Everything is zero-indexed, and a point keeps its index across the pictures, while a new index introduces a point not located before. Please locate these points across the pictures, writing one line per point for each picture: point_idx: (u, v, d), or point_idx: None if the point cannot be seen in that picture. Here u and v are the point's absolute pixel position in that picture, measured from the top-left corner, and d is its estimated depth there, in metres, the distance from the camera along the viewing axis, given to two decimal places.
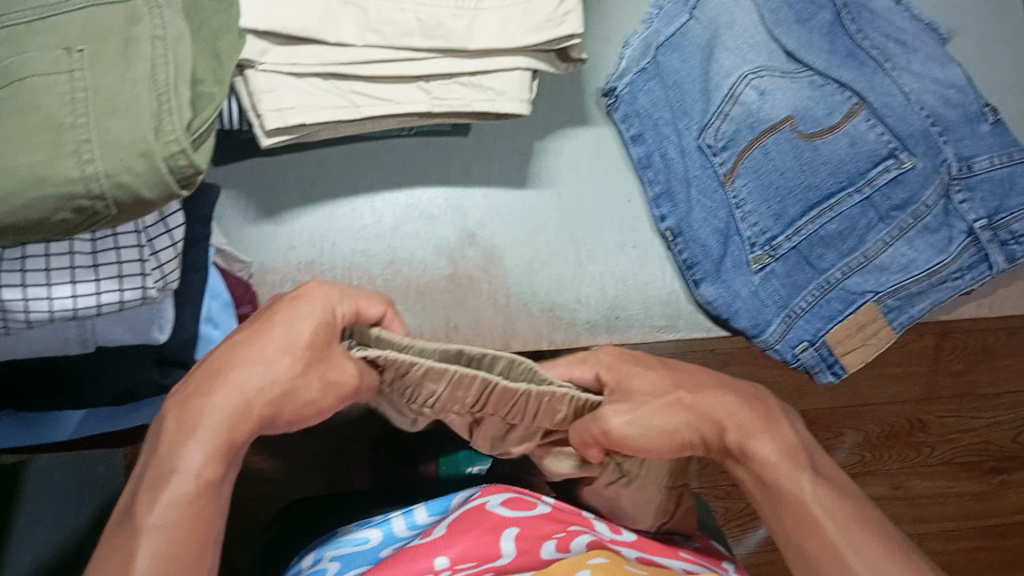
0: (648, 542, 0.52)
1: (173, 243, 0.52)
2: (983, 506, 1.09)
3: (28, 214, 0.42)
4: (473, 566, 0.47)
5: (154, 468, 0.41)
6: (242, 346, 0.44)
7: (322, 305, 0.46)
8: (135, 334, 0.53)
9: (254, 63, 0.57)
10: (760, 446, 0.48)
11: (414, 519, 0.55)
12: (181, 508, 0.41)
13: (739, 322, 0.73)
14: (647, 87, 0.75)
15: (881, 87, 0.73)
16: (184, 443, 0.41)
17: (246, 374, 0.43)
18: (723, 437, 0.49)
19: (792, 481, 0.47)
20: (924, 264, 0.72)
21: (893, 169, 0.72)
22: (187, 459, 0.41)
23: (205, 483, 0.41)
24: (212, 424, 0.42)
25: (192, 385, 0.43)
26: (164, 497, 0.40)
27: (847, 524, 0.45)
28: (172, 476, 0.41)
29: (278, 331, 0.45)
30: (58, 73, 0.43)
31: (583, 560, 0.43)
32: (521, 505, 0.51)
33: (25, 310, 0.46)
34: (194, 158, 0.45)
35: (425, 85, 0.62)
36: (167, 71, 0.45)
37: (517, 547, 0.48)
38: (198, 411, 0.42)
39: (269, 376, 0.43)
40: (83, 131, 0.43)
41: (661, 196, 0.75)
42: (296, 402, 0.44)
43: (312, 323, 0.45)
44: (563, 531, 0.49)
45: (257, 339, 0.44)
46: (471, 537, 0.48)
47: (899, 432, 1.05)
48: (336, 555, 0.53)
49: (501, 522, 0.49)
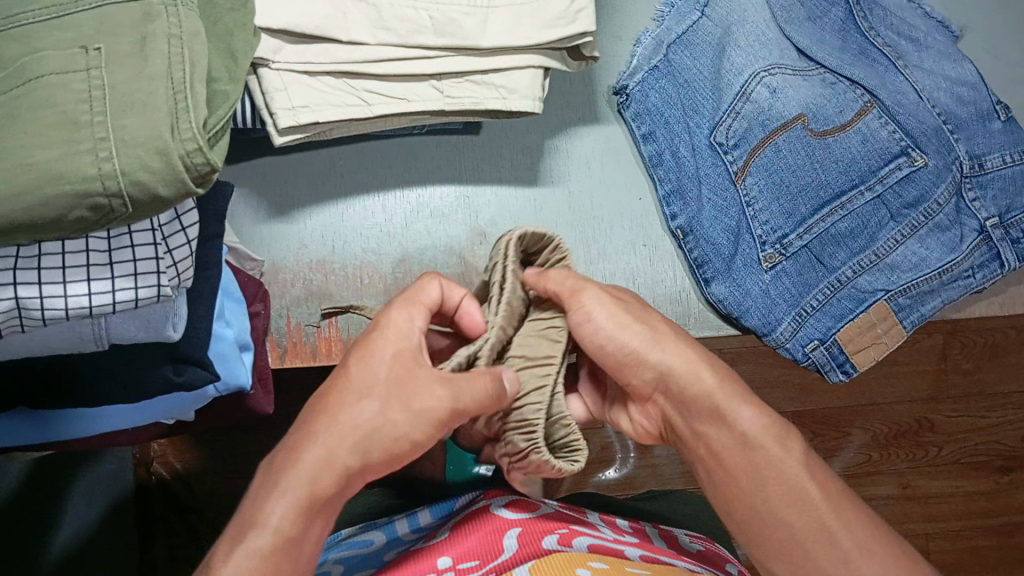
0: (645, 544, 0.57)
1: (187, 240, 0.53)
2: (991, 504, 1.12)
3: (44, 212, 0.42)
4: (477, 565, 0.51)
5: (243, 522, 0.46)
6: (338, 386, 0.50)
7: (401, 333, 0.52)
8: (148, 331, 0.52)
9: (267, 62, 0.57)
10: (738, 416, 0.52)
11: (418, 520, 0.63)
12: (262, 559, 0.45)
13: (749, 321, 0.72)
14: (658, 85, 0.74)
15: (893, 84, 0.73)
16: (271, 497, 0.46)
17: (332, 434, 0.48)
18: (704, 398, 0.52)
19: (778, 450, 0.51)
20: (936, 263, 0.72)
21: (904, 167, 0.72)
22: (270, 515, 0.46)
23: (286, 539, 0.46)
24: (298, 480, 0.47)
25: (291, 445, 0.48)
26: (245, 546, 0.45)
27: (840, 501, 0.50)
28: (255, 527, 0.46)
29: (358, 381, 0.50)
30: (74, 71, 0.43)
31: (583, 563, 0.48)
32: (523, 506, 0.57)
33: (41, 307, 0.47)
34: (210, 156, 0.45)
35: (437, 84, 0.62)
36: (182, 69, 0.45)
37: (519, 541, 0.52)
38: (289, 471, 0.47)
39: (355, 426, 0.49)
40: (99, 129, 0.43)
41: (672, 194, 0.74)
42: (382, 439, 0.49)
43: (387, 360, 0.51)
44: (566, 528, 0.54)
45: (343, 394, 0.50)
46: (474, 539, 0.53)
47: (908, 432, 1.10)
48: (340, 557, 0.59)
49: (506, 523, 0.54)
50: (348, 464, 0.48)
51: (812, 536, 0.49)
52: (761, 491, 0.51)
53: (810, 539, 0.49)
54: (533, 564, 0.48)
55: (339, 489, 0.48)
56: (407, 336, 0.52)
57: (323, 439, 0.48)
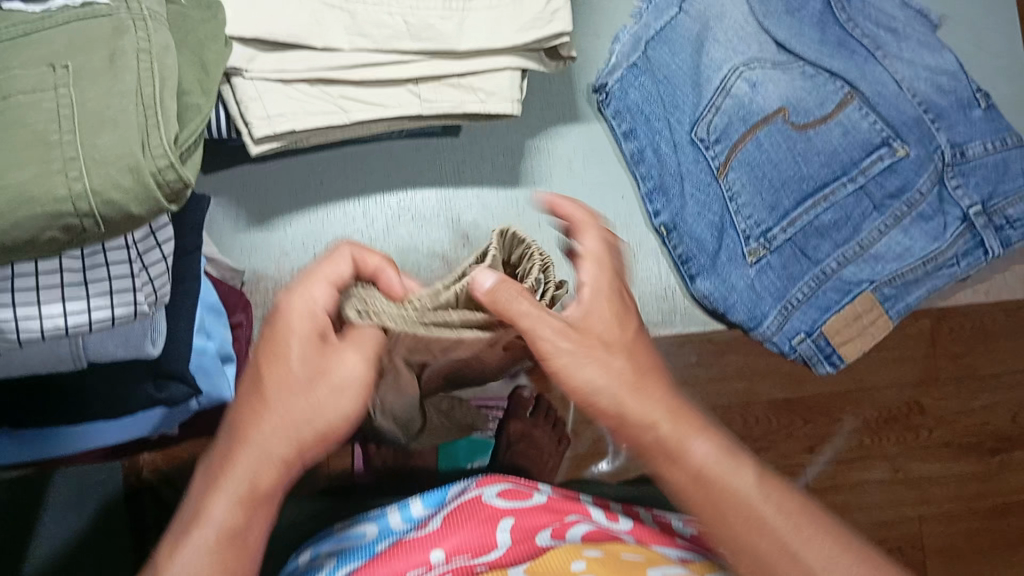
0: (646, 532, 0.54)
1: (163, 256, 0.52)
2: (983, 486, 1.11)
3: (16, 234, 0.41)
4: (468, 558, 0.48)
5: (187, 518, 0.44)
6: (254, 383, 0.46)
7: (310, 314, 0.47)
8: (127, 348, 0.52)
9: (241, 71, 0.56)
10: (695, 446, 0.46)
11: (411, 512, 0.56)
12: (211, 555, 0.42)
13: (735, 316, 0.73)
14: (638, 82, 0.74)
15: (872, 75, 0.73)
16: (213, 493, 0.44)
17: (270, 440, 0.45)
18: (651, 435, 0.47)
19: (733, 479, 0.46)
20: (921, 252, 0.72)
21: (886, 158, 0.72)
22: (213, 512, 0.43)
23: (232, 531, 0.43)
24: (238, 473, 0.44)
25: (227, 446, 0.45)
26: (188, 545, 0.42)
27: (799, 520, 0.45)
28: (198, 525, 0.43)
29: (276, 388, 0.46)
30: (44, 89, 0.43)
31: (580, 552, 0.45)
32: (515, 497, 0.54)
33: (17, 330, 0.46)
34: (183, 172, 0.44)
35: (414, 88, 0.61)
36: (152, 84, 0.45)
37: (512, 537, 0.49)
38: (228, 464, 0.44)
39: (301, 419, 0.46)
40: (69, 148, 0.42)
41: (654, 192, 0.74)
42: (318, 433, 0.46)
43: (301, 352, 0.46)
44: (559, 521, 0.52)
45: (275, 404, 0.45)
46: (466, 530, 0.50)
47: (897, 416, 1.09)
48: (334, 551, 0.54)
49: (498, 513, 0.52)
50: (284, 458, 0.45)
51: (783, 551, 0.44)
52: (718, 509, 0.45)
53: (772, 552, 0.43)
54: (526, 565, 0.45)
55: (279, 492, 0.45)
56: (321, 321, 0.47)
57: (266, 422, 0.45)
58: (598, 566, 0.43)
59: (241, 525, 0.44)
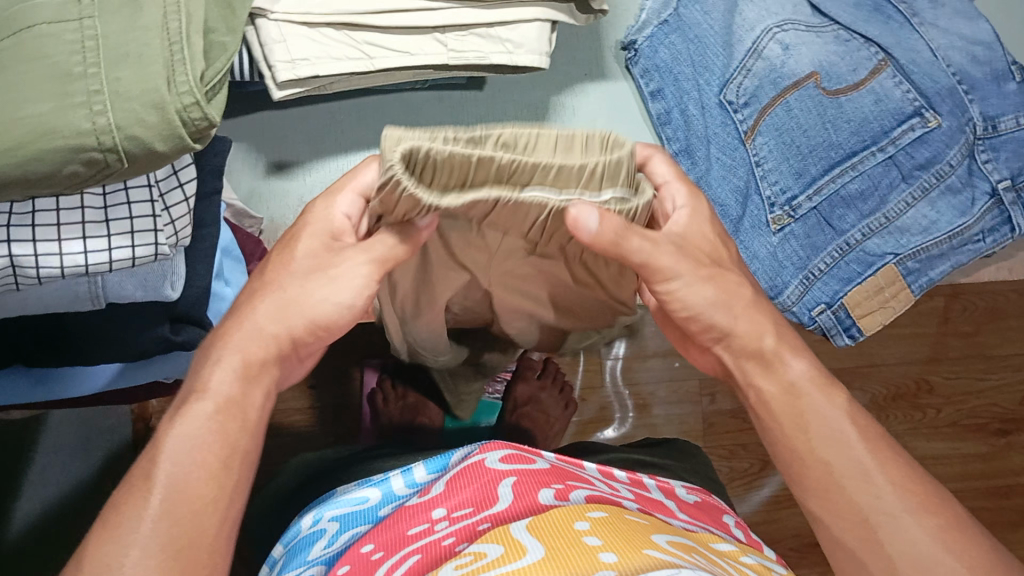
0: (647, 501, 0.51)
1: (185, 198, 0.51)
2: (989, 467, 1.06)
3: (37, 168, 0.40)
4: (469, 513, 0.44)
5: (187, 390, 0.45)
6: (273, 279, 0.48)
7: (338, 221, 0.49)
8: (146, 291, 0.51)
9: (265, 12, 0.55)
10: (789, 364, 0.50)
11: (413, 477, 0.54)
12: (213, 420, 0.44)
13: (756, 284, 0.72)
14: (667, 40, 0.73)
15: (907, 42, 0.71)
16: (211, 366, 0.45)
17: (262, 316, 0.47)
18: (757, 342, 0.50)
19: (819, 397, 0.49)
20: (946, 227, 0.70)
21: (918, 128, 0.70)
22: (215, 380, 0.45)
23: (231, 401, 0.45)
24: (233, 347, 0.46)
25: (227, 322, 0.47)
26: (190, 409, 0.44)
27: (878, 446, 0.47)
28: (201, 393, 0.44)
29: (274, 285, 0.48)
30: (67, 20, 0.41)
31: (583, 513, 0.41)
32: (519, 460, 0.51)
33: (36, 266, 0.45)
34: (208, 111, 0.43)
35: (440, 36, 0.60)
36: (178, 20, 0.44)
37: (514, 489, 0.45)
38: (228, 338, 0.46)
39: (293, 298, 0.47)
40: (93, 81, 0.41)
41: (680, 154, 0.73)
42: (306, 312, 0.47)
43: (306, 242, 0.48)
44: (562, 483, 0.47)
45: (267, 292, 0.48)
46: (468, 490, 0.47)
47: (906, 394, 1.05)
48: (335, 515, 0.52)
49: (500, 474, 0.48)
50: (278, 333, 0.47)
51: (845, 475, 0.46)
52: (805, 432, 0.48)
53: (848, 476, 0.46)
54: (529, 519, 0.41)
55: (275, 363, 0.47)
56: (338, 224, 0.49)
57: (266, 300, 0.47)
58: (603, 528, 0.39)
59: (241, 396, 0.45)
